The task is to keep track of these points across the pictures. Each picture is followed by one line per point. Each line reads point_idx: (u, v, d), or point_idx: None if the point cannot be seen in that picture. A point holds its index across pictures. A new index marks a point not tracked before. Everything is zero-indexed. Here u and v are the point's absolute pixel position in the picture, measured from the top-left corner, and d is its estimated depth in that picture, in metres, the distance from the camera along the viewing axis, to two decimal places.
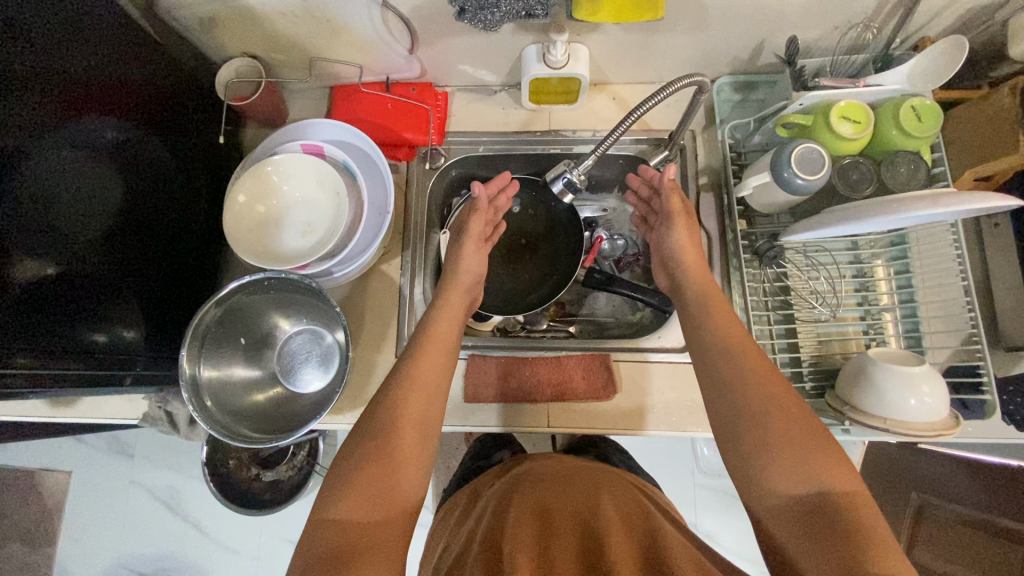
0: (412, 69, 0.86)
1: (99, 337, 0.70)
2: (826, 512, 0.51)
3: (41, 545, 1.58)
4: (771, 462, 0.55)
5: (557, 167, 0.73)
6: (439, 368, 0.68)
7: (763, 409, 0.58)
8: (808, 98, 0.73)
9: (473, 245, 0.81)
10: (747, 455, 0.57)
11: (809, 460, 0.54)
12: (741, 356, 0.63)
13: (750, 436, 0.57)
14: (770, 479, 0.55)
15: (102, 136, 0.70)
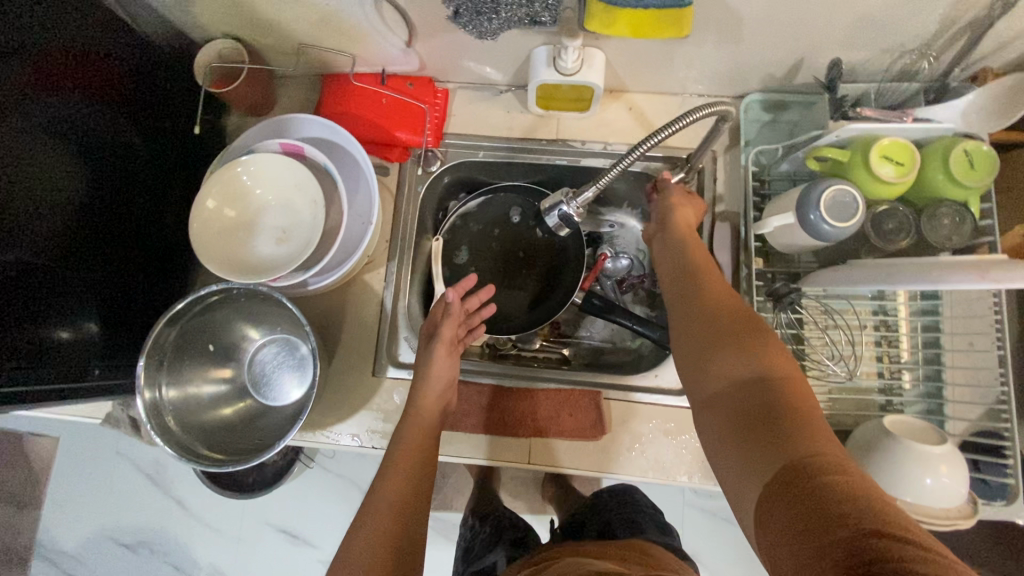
0: (410, 63, 0.78)
1: (63, 334, 0.66)
2: (766, 393, 0.45)
3: (26, 509, 1.59)
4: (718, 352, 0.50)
5: (551, 197, 0.66)
6: (409, 477, 0.63)
7: (713, 308, 0.54)
8: (847, 130, 0.64)
9: (445, 353, 0.73)
10: (696, 355, 0.52)
11: (748, 352, 0.48)
12: (697, 273, 0.60)
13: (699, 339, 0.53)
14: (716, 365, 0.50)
15: (62, 122, 0.64)
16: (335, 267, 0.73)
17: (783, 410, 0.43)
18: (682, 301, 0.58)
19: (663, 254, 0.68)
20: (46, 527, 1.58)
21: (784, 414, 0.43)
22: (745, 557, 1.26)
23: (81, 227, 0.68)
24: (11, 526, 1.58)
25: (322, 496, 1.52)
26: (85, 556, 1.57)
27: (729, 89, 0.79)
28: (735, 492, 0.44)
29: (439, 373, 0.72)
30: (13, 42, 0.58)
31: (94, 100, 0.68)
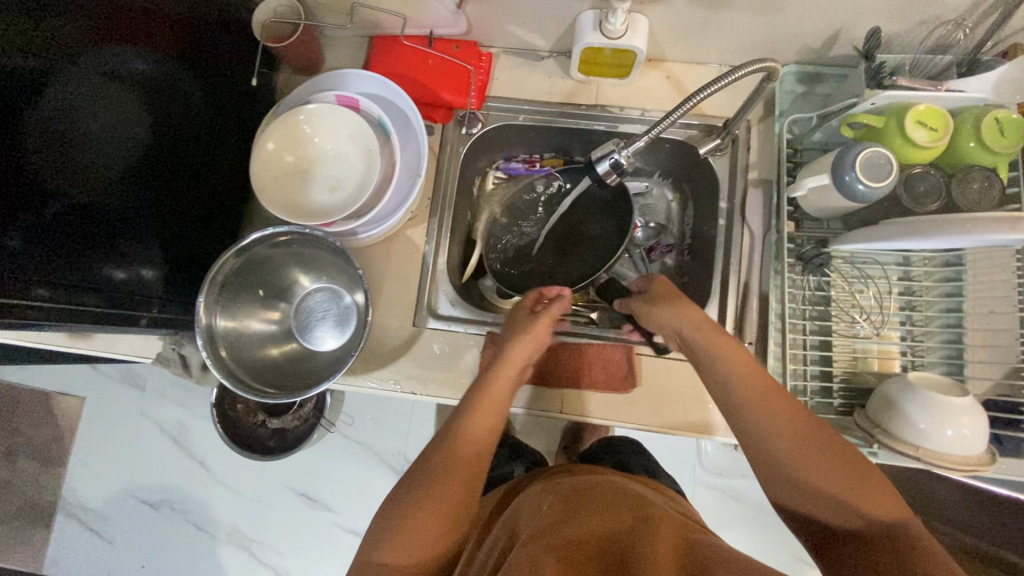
0: (458, 26, 0.81)
1: (118, 273, 0.70)
2: (868, 519, 0.51)
3: (51, 466, 1.62)
4: (827, 483, 0.53)
5: (605, 145, 0.66)
6: (491, 423, 0.66)
7: (814, 450, 0.55)
8: (883, 98, 0.66)
9: (542, 324, 0.73)
10: (802, 482, 0.54)
11: (865, 490, 0.52)
12: (774, 405, 0.57)
13: (810, 463, 0.54)
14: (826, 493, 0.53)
15: (130, 69, 0.68)
16: (387, 219, 0.76)
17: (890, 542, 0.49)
18: (764, 419, 0.57)
19: (705, 351, 0.63)
20: (71, 483, 1.62)
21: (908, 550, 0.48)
22: (754, 532, 1.29)
23: (142, 175, 0.71)
24: (37, 481, 1.62)
25: (340, 462, 1.56)
26: (108, 513, 1.61)
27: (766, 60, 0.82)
28: None
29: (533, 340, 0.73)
30: None
31: (161, 55, 0.71)
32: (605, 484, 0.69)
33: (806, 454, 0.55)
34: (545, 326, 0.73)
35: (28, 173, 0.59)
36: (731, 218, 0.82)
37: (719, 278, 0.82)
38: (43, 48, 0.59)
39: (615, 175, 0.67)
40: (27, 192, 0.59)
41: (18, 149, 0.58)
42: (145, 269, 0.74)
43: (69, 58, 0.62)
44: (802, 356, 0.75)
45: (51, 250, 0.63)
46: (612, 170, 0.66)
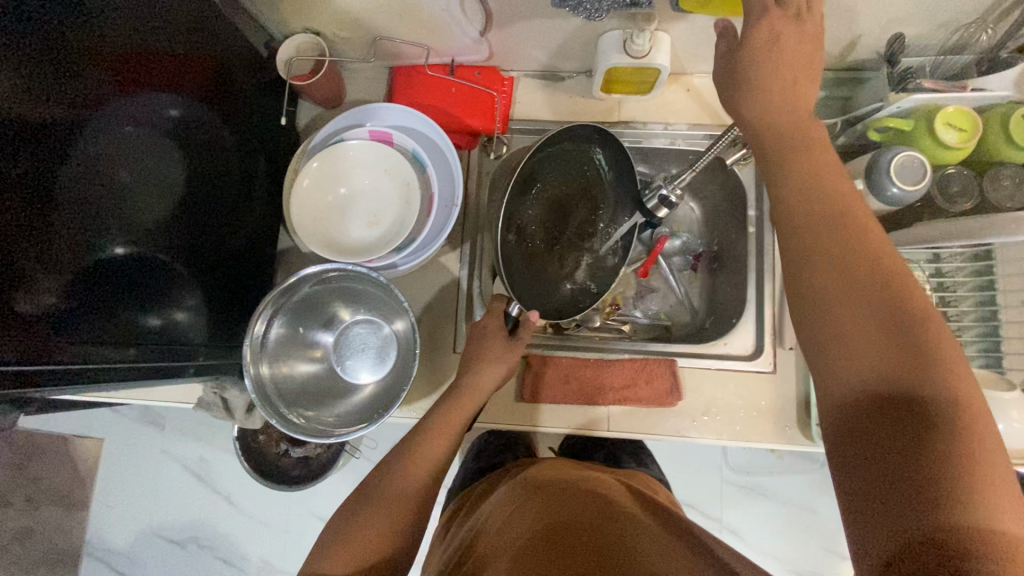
0: (480, 52, 0.82)
1: (153, 320, 0.68)
2: (899, 388, 0.42)
3: (73, 510, 1.60)
4: (850, 312, 0.45)
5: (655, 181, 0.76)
6: (455, 429, 0.73)
7: (876, 254, 0.46)
8: (908, 101, 0.69)
9: (502, 360, 0.76)
10: (810, 273, 0.47)
11: (907, 316, 0.44)
12: (846, 235, 0.47)
13: (828, 248, 0.47)
14: (836, 317, 0.45)
15: (160, 113, 0.67)
16: (427, 246, 0.75)
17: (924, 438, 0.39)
18: (816, 257, 0.47)
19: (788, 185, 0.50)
20: (95, 525, 1.59)
21: (923, 403, 0.41)
22: (788, 529, 1.29)
23: (174, 218, 0.70)
24: (61, 526, 1.60)
25: None
26: (134, 553, 1.59)
27: None
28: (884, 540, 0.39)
29: (493, 371, 0.75)
30: (122, 35, 0.61)
31: (188, 95, 0.70)
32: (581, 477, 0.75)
33: (836, 263, 0.46)
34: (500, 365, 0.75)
35: (66, 222, 0.57)
36: (761, 225, 0.83)
37: (754, 285, 0.83)
38: (77, 90, 0.57)
39: (665, 207, 0.77)
40: (63, 246, 0.57)
41: (55, 197, 0.55)
42: (179, 312, 0.72)
43: (102, 106, 0.60)
44: None
45: (91, 302, 0.60)
46: (665, 205, 0.76)
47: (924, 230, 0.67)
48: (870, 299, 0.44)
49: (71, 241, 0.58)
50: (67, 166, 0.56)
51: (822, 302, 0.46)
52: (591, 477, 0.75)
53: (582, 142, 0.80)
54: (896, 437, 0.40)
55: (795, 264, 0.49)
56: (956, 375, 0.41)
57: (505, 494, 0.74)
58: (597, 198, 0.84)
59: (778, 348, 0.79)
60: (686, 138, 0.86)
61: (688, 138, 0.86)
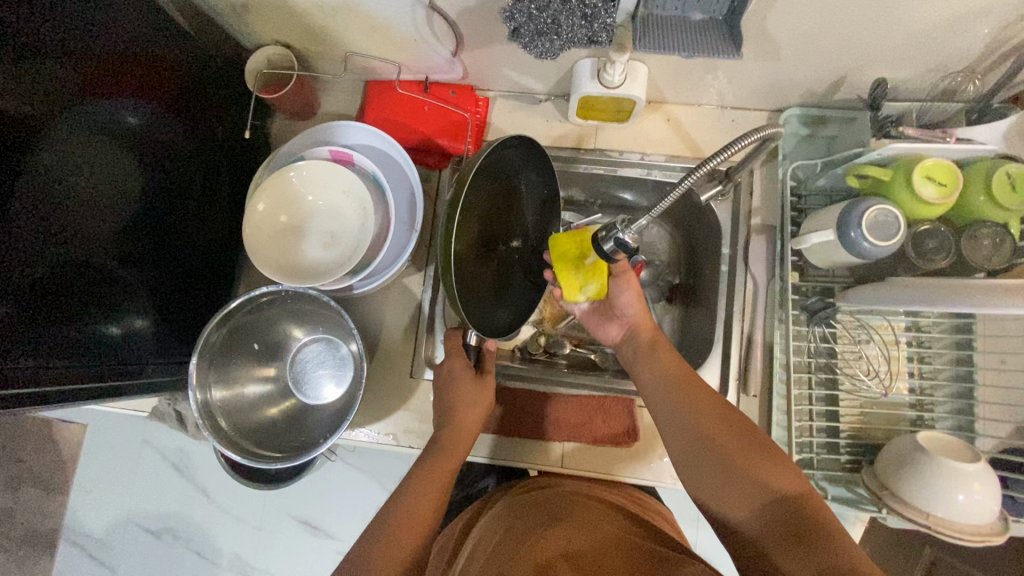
0: (453, 72, 0.80)
1: (107, 329, 0.67)
2: (789, 509, 0.50)
3: (53, 493, 1.61)
4: (731, 490, 0.54)
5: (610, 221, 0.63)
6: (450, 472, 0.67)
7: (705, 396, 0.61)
8: (890, 150, 0.65)
9: (478, 405, 0.72)
10: (692, 450, 0.58)
11: (766, 462, 0.54)
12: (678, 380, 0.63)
13: (703, 406, 0.59)
14: (724, 504, 0.54)
15: (122, 121, 0.66)
16: (380, 271, 0.75)
17: (821, 534, 0.47)
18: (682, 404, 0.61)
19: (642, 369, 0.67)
20: (72, 511, 1.60)
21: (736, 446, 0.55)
22: None
23: (133, 226, 0.69)
24: (39, 509, 1.62)
25: (338, 489, 1.52)
26: (110, 540, 1.60)
27: (768, 102, 0.80)
28: None
29: (481, 409, 0.72)
30: (84, 44, 0.60)
31: (150, 104, 0.70)
32: (569, 502, 0.67)
33: (686, 405, 0.60)
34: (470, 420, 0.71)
35: (20, 235, 0.56)
36: (735, 264, 0.80)
37: (723, 323, 0.79)
38: (34, 99, 0.56)
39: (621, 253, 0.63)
40: (15, 258, 0.56)
41: (7, 209, 0.55)
42: (134, 320, 0.71)
43: (62, 115, 0.59)
44: (808, 410, 0.73)
45: (40, 315, 0.59)
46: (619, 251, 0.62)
47: (924, 285, 0.63)
48: (733, 486, 0.54)
49: (24, 252, 0.57)
50: (22, 176, 0.56)
51: (691, 463, 0.58)
52: (583, 501, 0.67)
53: (518, 163, 0.69)
54: (804, 532, 0.48)
55: (672, 435, 0.60)
56: (778, 455, 0.54)
57: (488, 535, 0.65)
58: (517, 202, 0.71)
59: (741, 394, 0.77)
60: (664, 169, 0.83)
61: (665, 169, 0.83)
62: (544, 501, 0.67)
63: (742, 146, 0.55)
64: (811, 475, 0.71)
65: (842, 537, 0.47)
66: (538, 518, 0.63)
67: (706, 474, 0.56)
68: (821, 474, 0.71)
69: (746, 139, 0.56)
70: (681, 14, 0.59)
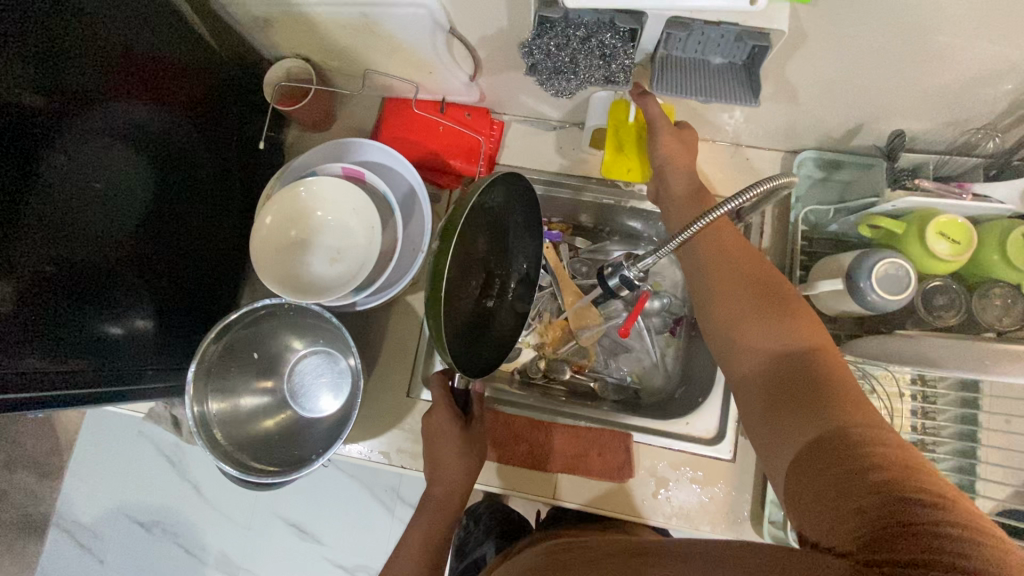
0: (470, 95, 0.80)
1: (110, 330, 0.67)
2: (802, 363, 0.51)
3: (46, 478, 1.61)
4: (750, 344, 0.54)
5: (615, 258, 0.62)
6: (431, 530, 0.72)
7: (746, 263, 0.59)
8: (904, 202, 0.64)
9: (455, 466, 0.72)
10: (716, 310, 0.58)
11: (787, 317, 0.54)
12: (720, 244, 0.61)
13: (731, 274, 0.59)
14: (745, 343, 0.55)
15: (138, 122, 0.67)
16: (384, 289, 0.75)
17: (831, 394, 0.47)
18: (721, 277, 0.59)
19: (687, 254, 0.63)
20: (65, 497, 1.61)
21: (778, 305, 0.55)
22: None
23: (140, 224, 0.69)
24: (32, 493, 1.62)
25: (328, 494, 1.52)
26: (99, 529, 1.60)
27: (785, 143, 0.79)
28: (772, 455, 0.49)
29: (472, 456, 0.73)
30: (105, 46, 0.61)
31: (166, 107, 0.70)
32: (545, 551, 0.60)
33: (716, 264, 0.60)
34: (450, 468, 0.72)
35: (27, 228, 0.56)
36: None
37: None
38: (49, 94, 0.56)
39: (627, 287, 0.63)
40: (24, 254, 0.57)
41: (20, 204, 0.55)
42: (138, 323, 0.72)
43: (79, 112, 0.60)
44: None
45: (42, 313, 0.59)
46: (624, 287, 0.62)
47: (935, 342, 0.61)
48: (749, 353, 0.54)
49: (33, 240, 0.57)
50: (34, 170, 0.56)
51: (711, 330, 0.59)
52: (564, 547, 0.60)
53: (503, 207, 0.68)
54: (816, 384, 0.48)
55: (696, 300, 0.61)
56: (802, 313, 0.54)
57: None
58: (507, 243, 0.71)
59: (739, 436, 0.76)
60: None
61: None
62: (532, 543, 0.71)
63: (747, 201, 0.52)
64: None
65: (855, 399, 0.47)
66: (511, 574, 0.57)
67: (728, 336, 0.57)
68: None
69: (752, 190, 0.53)
70: (701, 56, 0.58)
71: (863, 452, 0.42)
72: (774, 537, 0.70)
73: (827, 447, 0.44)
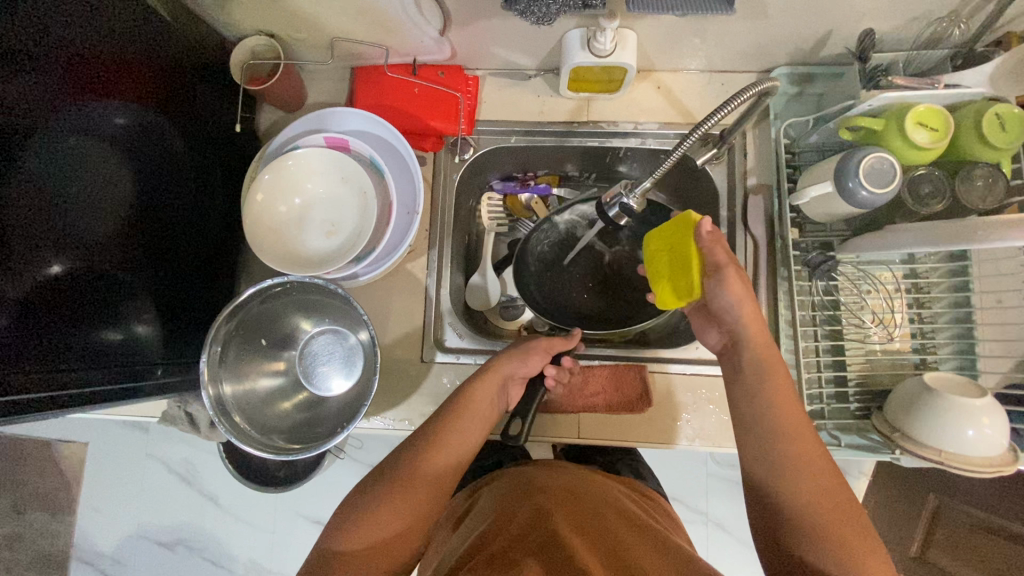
0: (441, 52, 0.79)
1: (108, 334, 0.66)
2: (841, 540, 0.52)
3: (60, 514, 1.59)
4: (823, 502, 0.54)
5: (612, 188, 0.64)
6: (467, 443, 0.70)
7: (813, 471, 0.55)
8: (880, 100, 0.66)
9: (517, 360, 0.75)
10: (787, 458, 0.56)
11: (856, 541, 0.52)
12: (790, 439, 0.57)
13: (808, 434, 0.58)
14: (801, 487, 0.55)
15: (110, 121, 0.65)
16: (386, 256, 0.75)
17: None
18: (791, 472, 0.56)
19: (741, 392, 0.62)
20: (81, 530, 1.58)
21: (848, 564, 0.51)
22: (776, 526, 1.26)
23: (124, 235, 0.68)
24: (47, 530, 1.59)
25: (349, 486, 1.52)
26: (122, 556, 1.58)
27: (757, 63, 0.80)
28: None
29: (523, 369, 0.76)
30: (66, 41, 0.59)
31: (139, 104, 0.68)
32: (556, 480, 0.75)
33: (798, 426, 0.58)
34: (494, 381, 0.73)
35: (7, 246, 0.55)
36: (733, 226, 0.81)
37: None
38: (14, 104, 0.54)
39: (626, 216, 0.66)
40: (9, 265, 0.55)
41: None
42: (136, 325, 0.70)
43: (47, 117, 0.58)
44: (816, 364, 0.74)
45: (42, 319, 0.58)
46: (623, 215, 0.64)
47: (930, 224, 0.64)
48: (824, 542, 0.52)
49: (12, 262, 0.55)
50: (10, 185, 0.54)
51: (771, 457, 0.57)
52: (578, 485, 0.74)
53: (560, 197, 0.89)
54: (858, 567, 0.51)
55: (757, 439, 0.59)
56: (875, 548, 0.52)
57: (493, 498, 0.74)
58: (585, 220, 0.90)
59: None
60: (658, 136, 0.83)
61: (659, 137, 0.84)
62: (578, 491, 0.73)
63: (732, 110, 0.59)
64: (823, 425, 0.73)
65: None
66: (525, 497, 0.71)
67: (808, 476, 0.55)
68: (832, 424, 0.73)
69: (736, 98, 0.59)
70: None
71: None
72: None
73: None
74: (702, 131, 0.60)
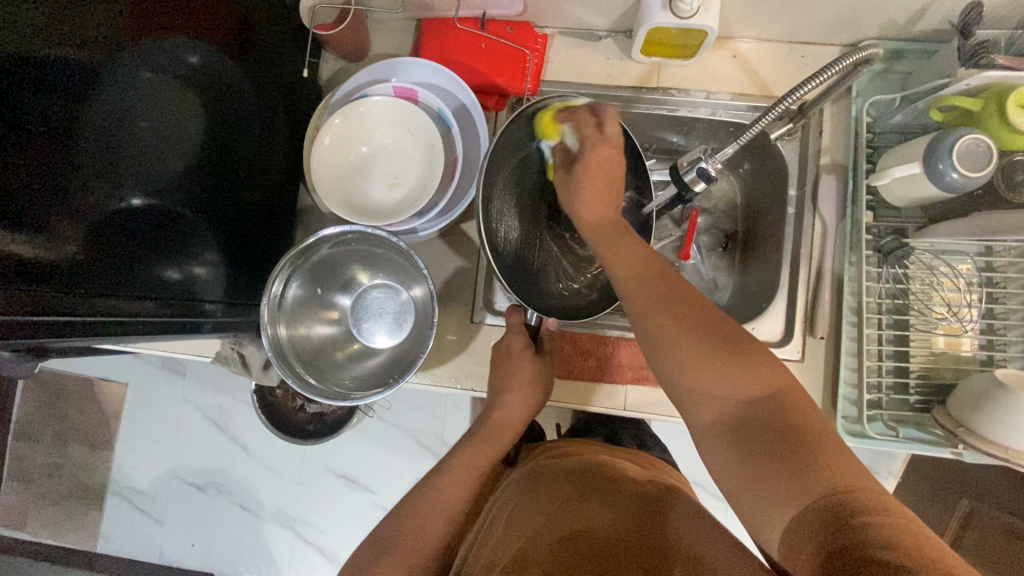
0: (513, 7, 0.76)
1: (170, 274, 0.66)
2: (765, 417, 0.47)
3: (100, 449, 1.64)
4: (735, 390, 0.49)
5: (692, 154, 0.70)
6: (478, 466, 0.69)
7: (673, 344, 0.52)
8: (980, 78, 0.62)
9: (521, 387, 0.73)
10: (659, 340, 0.53)
11: (743, 365, 0.49)
12: (649, 319, 0.54)
13: (659, 305, 0.54)
14: (705, 392, 0.50)
15: (184, 60, 0.64)
16: (446, 213, 0.73)
17: (809, 449, 0.44)
18: (665, 326, 0.53)
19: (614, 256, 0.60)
20: (119, 466, 1.64)
21: (782, 426, 0.46)
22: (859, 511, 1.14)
23: (188, 174, 0.67)
24: (86, 465, 1.64)
25: (375, 443, 1.55)
26: (155, 495, 1.63)
27: (842, 36, 0.76)
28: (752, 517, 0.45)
29: (513, 403, 0.73)
30: None
31: (212, 46, 0.67)
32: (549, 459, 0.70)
33: (640, 287, 0.57)
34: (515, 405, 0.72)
35: (82, 177, 0.55)
36: (802, 207, 0.78)
37: (788, 268, 0.78)
38: (96, 38, 0.54)
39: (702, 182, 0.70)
40: (81, 195, 0.55)
41: (77, 142, 0.54)
42: (195, 266, 0.70)
43: (126, 49, 0.57)
44: (877, 352, 0.73)
45: (108, 249, 0.59)
46: (700, 178, 0.69)
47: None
48: (717, 365, 0.50)
49: (86, 192, 0.56)
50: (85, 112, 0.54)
51: (642, 330, 0.55)
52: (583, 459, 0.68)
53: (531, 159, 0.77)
54: (789, 438, 0.45)
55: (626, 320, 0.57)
56: (754, 369, 0.50)
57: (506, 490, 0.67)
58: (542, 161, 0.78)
59: (809, 337, 0.76)
60: (728, 108, 0.81)
61: (730, 109, 0.80)
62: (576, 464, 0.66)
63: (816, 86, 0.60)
64: (879, 414, 0.72)
65: (840, 464, 0.42)
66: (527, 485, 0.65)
67: (669, 372, 0.53)
68: (889, 414, 0.72)
69: (821, 75, 0.60)
70: None
71: (857, 520, 0.38)
72: (849, 433, 0.71)
73: (824, 513, 0.40)
74: (785, 107, 0.63)
